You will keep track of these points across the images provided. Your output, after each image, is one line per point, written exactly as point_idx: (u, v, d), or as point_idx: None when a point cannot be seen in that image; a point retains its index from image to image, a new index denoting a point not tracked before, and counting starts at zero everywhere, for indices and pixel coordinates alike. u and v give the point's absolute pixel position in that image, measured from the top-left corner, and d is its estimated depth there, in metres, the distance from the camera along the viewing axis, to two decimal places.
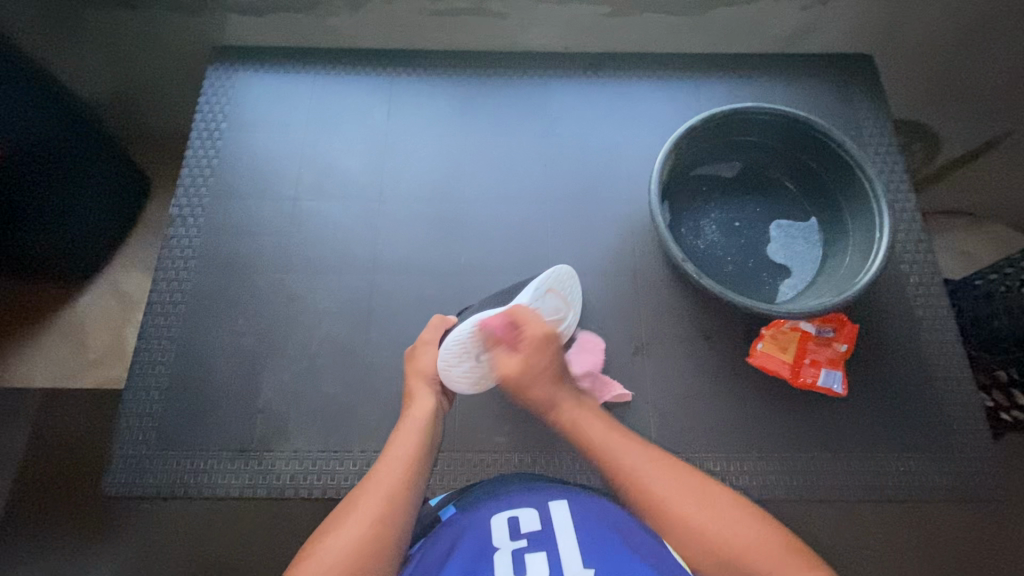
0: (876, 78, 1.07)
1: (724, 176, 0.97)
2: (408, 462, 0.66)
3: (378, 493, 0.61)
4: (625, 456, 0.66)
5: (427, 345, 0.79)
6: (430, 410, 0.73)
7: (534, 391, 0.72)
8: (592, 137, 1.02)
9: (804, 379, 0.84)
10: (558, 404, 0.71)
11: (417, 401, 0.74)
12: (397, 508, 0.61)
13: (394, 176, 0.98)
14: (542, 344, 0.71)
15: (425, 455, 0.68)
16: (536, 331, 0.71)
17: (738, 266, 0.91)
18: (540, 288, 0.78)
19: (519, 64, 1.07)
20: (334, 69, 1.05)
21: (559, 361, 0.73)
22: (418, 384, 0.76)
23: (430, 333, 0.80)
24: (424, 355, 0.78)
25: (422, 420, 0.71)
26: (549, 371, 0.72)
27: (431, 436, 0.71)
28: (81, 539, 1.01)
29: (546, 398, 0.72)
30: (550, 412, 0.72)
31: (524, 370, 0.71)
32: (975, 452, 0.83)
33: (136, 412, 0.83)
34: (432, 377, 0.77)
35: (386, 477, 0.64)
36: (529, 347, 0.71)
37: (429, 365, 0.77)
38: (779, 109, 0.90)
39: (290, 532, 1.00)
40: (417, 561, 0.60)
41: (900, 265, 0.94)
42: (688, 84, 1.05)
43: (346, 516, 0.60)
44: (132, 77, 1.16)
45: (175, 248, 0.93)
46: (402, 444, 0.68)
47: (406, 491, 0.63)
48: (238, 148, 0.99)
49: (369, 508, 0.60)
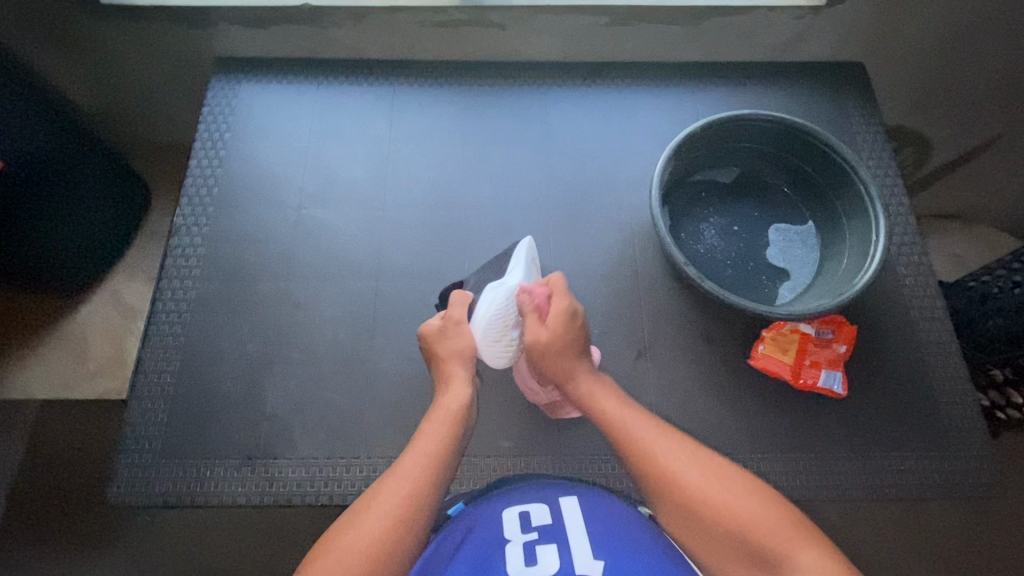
0: (867, 86, 1.09)
1: (723, 182, 0.99)
2: (435, 455, 0.66)
3: (399, 488, 0.62)
4: (642, 432, 0.67)
5: (462, 324, 0.77)
6: (463, 398, 0.73)
7: (559, 364, 0.73)
8: (591, 144, 1.03)
9: (805, 380, 0.85)
10: (581, 376, 0.73)
11: (453, 386, 0.74)
12: (418, 505, 0.61)
13: (397, 184, 0.99)
14: (568, 318, 0.74)
15: (452, 447, 0.68)
16: (561, 305, 0.74)
17: (737, 270, 0.93)
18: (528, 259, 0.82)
19: (519, 73, 1.09)
20: (336, 80, 1.07)
21: (582, 335, 0.76)
22: (456, 367, 0.75)
23: (457, 311, 0.78)
24: (459, 335, 0.77)
25: (456, 408, 0.72)
26: (572, 346, 0.74)
27: (463, 425, 0.71)
28: (80, 550, 1.01)
29: (569, 371, 0.74)
30: (571, 385, 0.73)
31: (553, 341, 0.73)
32: (974, 450, 0.84)
33: (141, 421, 0.83)
34: (470, 358, 0.76)
35: (411, 471, 0.64)
36: (556, 320, 0.74)
37: (466, 343, 0.77)
38: (775, 115, 0.92)
39: (293, 539, 1.01)
40: (432, 550, 0.62)
41: (895, 267, 0.95)
42: (685, 92, 1.07)
43: (368, 506, 0.61)
44: (134, 89, 1.17)
45: (179, 257, 0.93)
46: (432, 435, 0.69)
47: (427, 492, 0.63)
48: (242, 157, 1.00)
49: (390, 502, 0.61)
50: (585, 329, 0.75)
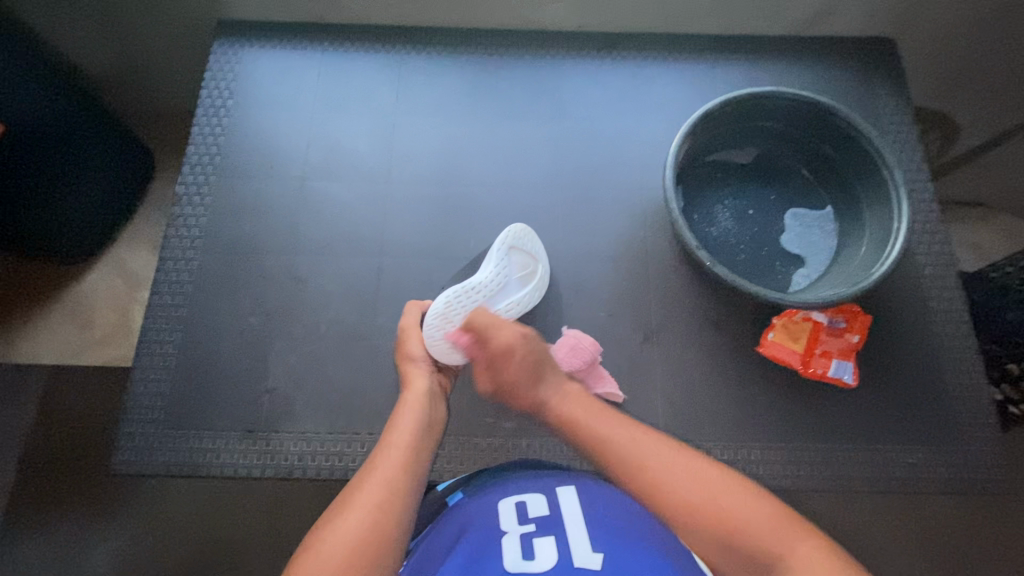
0: (897, 64, 1.04)
1: (740, 163, 0.95)
2: (408, 445, 0.66)
3: (376, 482, 0.61)
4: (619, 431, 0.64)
5: (410, 329, 0.80)
6: (423, 391, 0.73)
7: (518, 395, 0.70)
8: (604, 121, 1.00)
9: (814, 370, 0.84)
10: (546, 403, 0.69)
11: (411, 383, 0.74)
12: (397, 492, 0.60)
13: (402, 158, 0.97)
14: (509, 351, 0.69)
15: (421, 440, 0.68)
16: (502, 339, 0.70)
17: (751, 255, 0.90)
18: (501, 250, 0.80)
19: (532, 44, 1.04)
20: (342, 47, 1.03)
21: (535, 361, 0.70)
22: (410, 368, 0.77)
23: (408, 319, 0.81)
24: (410, 341, 0.79)
25: (418, 402, 0.72)
26: (530, 373, 0.70)
27: (430, 415, 0.72)
28: (87, 516, 1.02)
29: (532, 401, 0.70)
30: (540, 414, 0.70)
31: (503, 377, 0.71)
32: (984, 446, 0.83)
33: (144, 391, 0.83)
34: (421, 359, 0.78)
35: (383, 464, 0.63)
36: (496, 355, 0.70)
37: (416, 348, 0.78)
38: (799, 94, 0.88)
39: (296, 511, 1.02)
40: (427, 547, 0.60)
41: (915, 256, 0.92)
42: (704, 67, 1.03)
43: (345, 506, 0.59)
44: (135, 53, 1.14)
45: (182, 227, 0.92)
46: (399, 429, 0.68)
47: (404, 484, 0.61)
48: (245, 126, 0.98)
49: (368, 494, 0.59)
50: (536, 353, 0.70)
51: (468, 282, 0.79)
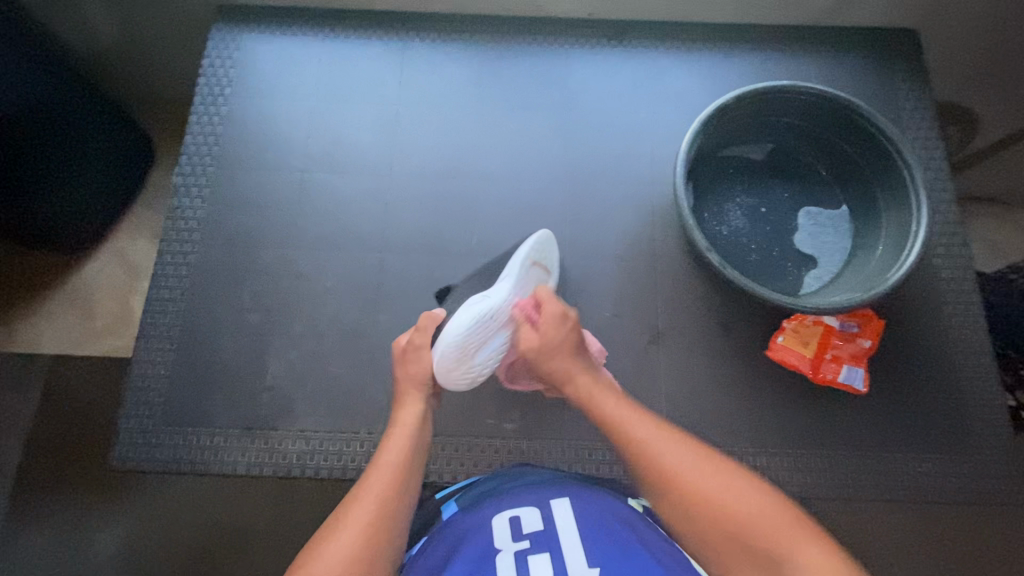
0: (919, 57, 1.00)
1: (754, 159, 0.92)
2: (403, 463, 0.64)
3: (369, 501, 0.59)
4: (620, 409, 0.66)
5: (422, 349, 0.73)
6: (421, 410, 0.71)
7: (554, 365, 0.70)
8: (613, 113, 0.96)
9: (825, 375, 0.81)
10: (576, 378, 0.69)
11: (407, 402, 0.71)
12: (390, 514, 0.59)
13: (405, 150, 0.94)
14: (560, 319, 0.71)
15: (416, 460, 0.66)
16: (554, 307, 0.71)
17: (762, 255, 0.87)
18: (525, 263, 0.74)
19: (539, 32, 1.01)
20: (343, 33, 1.00)
21: (576, 336, 0.71)
22: (411, 390, 0.72)
23: (421, 335, 0.74)
24: (419, 360, 0.73)
25: (415, 421, 0.69)
26: (569, 346, 0.70)
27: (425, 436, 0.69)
28: (88, 507, 1.02)
29: (565, 372, 0.70)
30: (567, 387, 0.70)
31: (542, 343, 0.70)
32: (995, 455, 0.81)
33: (142, 387, 0.82)
34: (426, 383, 0.73)
35: (377, 483, 0.61)
36: (546, 323, 0.70)
37: (423, 371, 0.73)
38: (818, 89, 0.84)
39: (296, 506, 1.01)
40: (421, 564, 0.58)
41: (932, 259, 0.89)
42: (718, 58, 0.99)
43: (338, 523, 0.57)
44: (133, 37, 1.11)
45: (180, 219, 0.90)
46: (395, 445, 0.66)
47: (397, 507, 0.60)
48: (244, 115, 0.95)
49: (360, 514, 0.58)
50: (580, 329, 0.72)
51: (491, 306, 0.70)
